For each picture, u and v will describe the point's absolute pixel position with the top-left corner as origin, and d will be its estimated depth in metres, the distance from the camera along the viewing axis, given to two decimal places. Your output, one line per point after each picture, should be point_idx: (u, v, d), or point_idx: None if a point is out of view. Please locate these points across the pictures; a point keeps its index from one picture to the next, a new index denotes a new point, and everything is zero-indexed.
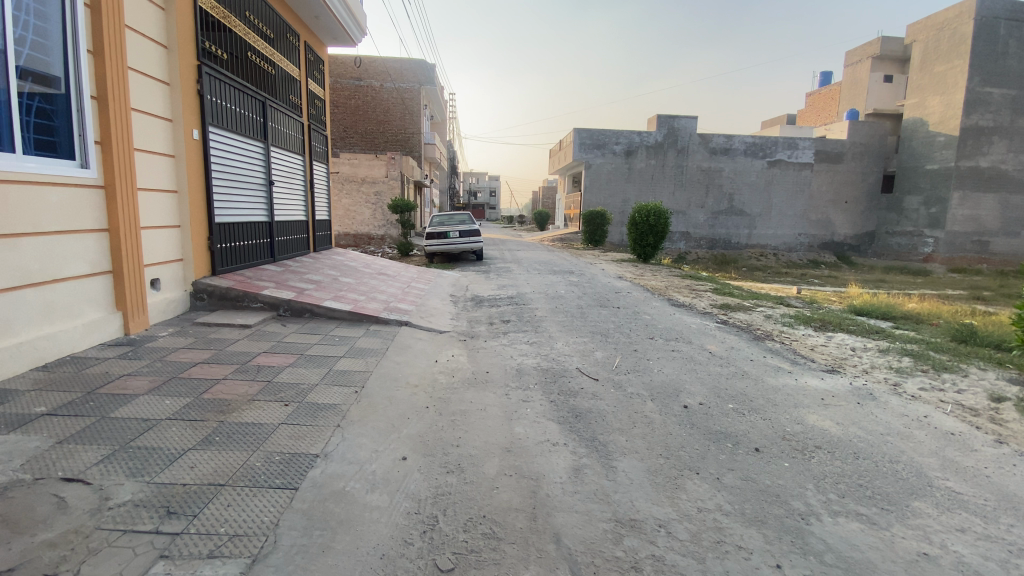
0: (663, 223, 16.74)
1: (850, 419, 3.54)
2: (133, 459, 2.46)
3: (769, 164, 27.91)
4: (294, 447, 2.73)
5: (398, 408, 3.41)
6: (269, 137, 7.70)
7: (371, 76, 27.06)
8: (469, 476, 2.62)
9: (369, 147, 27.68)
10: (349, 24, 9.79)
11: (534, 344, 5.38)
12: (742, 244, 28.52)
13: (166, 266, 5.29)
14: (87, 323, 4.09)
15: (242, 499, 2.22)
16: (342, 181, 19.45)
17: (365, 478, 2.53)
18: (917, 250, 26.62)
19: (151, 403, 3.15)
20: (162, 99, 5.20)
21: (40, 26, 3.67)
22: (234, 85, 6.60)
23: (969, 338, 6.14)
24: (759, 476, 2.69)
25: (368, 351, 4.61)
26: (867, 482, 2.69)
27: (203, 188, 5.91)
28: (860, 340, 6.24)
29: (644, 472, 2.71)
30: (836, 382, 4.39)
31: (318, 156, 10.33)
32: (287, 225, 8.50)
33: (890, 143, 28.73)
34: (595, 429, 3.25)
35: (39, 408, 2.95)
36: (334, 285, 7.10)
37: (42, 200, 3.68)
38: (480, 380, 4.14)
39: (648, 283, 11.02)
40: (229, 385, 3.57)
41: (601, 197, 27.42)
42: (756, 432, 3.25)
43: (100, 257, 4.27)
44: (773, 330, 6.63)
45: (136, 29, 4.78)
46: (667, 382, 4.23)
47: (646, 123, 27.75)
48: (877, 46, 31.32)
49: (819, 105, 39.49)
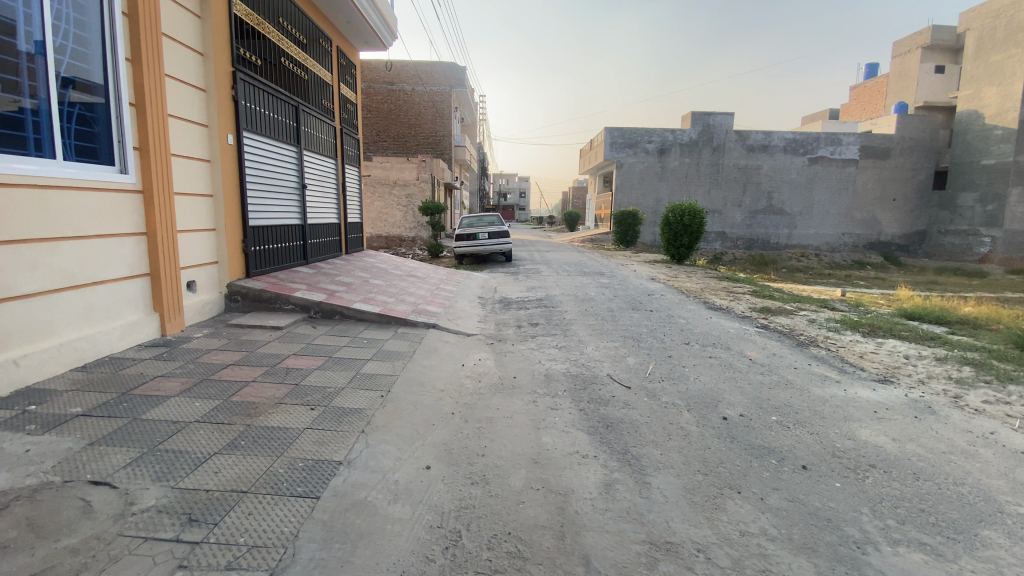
0: (698, 223, 16.24)
1: (908, 436, 3.26)
2: (160, 462, 2.47)
3: (810, 160, 26.83)
4: (318, 453, 2.68)
5: (424, 414, 3.34)
6: (302, 141, 7.83)
7: (403, 80, 27.43)
8: (495, 488, 2.52)
9: (401, 150, 28.05)
10: (380, 28, 9.90)
11: (563, 348, 5.24)
12: (781, 244, 27.51)
13: (202, 269, 5.39)
14: (125, 325, 4.19)
15: (263, 507, 2.18)
16: (374, 184, 19.74)
17: (388, 487, 2.45)
18: (973, 250, 25.04)
19: (181, 404, 3.18)
20: (198, 105, 5.32)
21: (81, 34, 3.79)
22: (268, 90, 6.72)
23: None
24: (808, 497, 2.49)
25: (396, 354, 4.57)
26: (930, 507, 2.44)
27: (237, 191, 6.02)
28: (914, 348, 5.81)
29: (680, 490, 2.54)
30: (889, 394, 4.07)
31: (350, 159, 10.46)
32: (320, 227, 8.61)
33: (942, 137, 27.17)
34: (627, 441, 3.09)
35: (75, 408, 3.01)
36: (364, 287, 7.13)
37: (83, 205, 3.78)
38: (508, 386, 4.03)
39: (682, 285, 10.68)
40: (258, 387, 3.58)
41: (633, 197, 26.93)
42: (803, 448, 3.02)
43: (138, 260, 4.38)
44: (818, 336, 6.27)
45: (173, 37, 4.90)
46: (704, 391, 4.02)
47: (680, 121, 27.13)
48: (927, 35, 29.69)
49: (864, 99, 37.80)
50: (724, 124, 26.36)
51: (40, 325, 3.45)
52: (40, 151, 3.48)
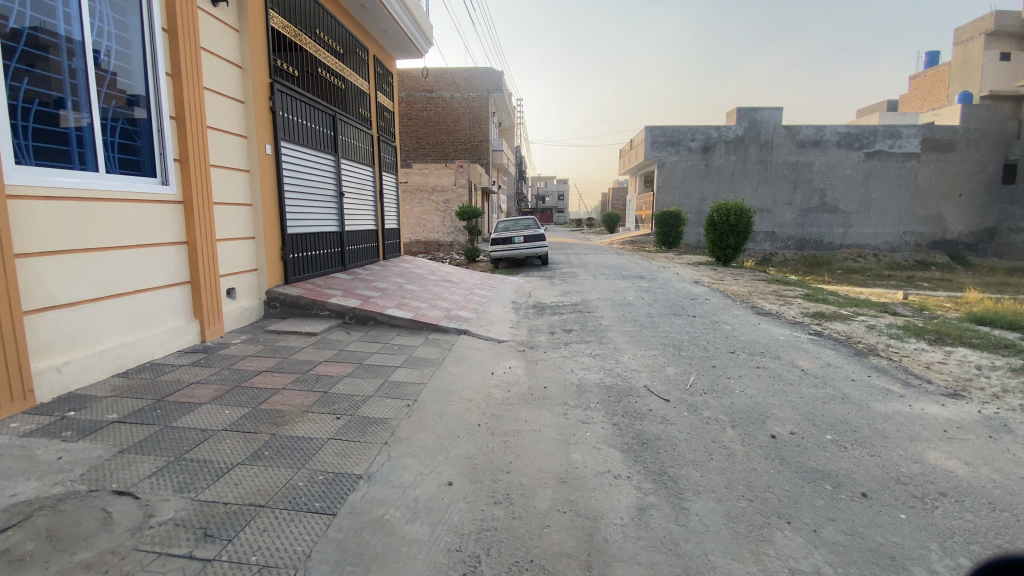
0: (744, 223, 15.63)
1: (984, 458, 2.87)
2: (183, 472, 2.48)
3: (867, 155, 25.29)
4: (339, 466, 2.62)
5: (448, 425, 3.23)
6: (339, 150, 7.96)
7: (441, 87, 27.76)
8: (519, 510, 2.37)
9: (440, 156, 28.38)
10: (416, 36, 10.00)
11: (598, 357, 5.04)
12: (836, 245, 26.02)
13: (241, 276, 5.52)
14: (166, 332, 4.33)
15: (277, 523, 2.13)
16: (412, 191, 20.03)
17: (407, 504, 2.36)
18: None
19: (211, 412, 3.21)
20: (237, 117, 5.47)
21: (122, 51, 3.96)
22: (306, 101, 6.87)
23: None
24: (869, 531, 2.20)
25: (425, 362, 4.51)
26: (1010, 543, 2.09)
27: (276, 200, 6.15)
28: (987, 357, 5.25)
29: (721, 518, 2.32)
30: (961, 410, 3.64)
31: (387, 166, 10.60)
32: (357, 234, 8.73)
33: (1013, 127, 25.05)
34: (664, 460, 2.89)
35: (111, 415, 3.10)
36: (399, 293, 7.13)
37: (125, 216, 3.92)
38: (538, 396, 3.88)
39: (728, 289, 10.19)
40: (287, 394, 3.57)
41: (675, 197, 26.16)
42: (863, 473, 2.72)
43: (179, 269, 4.52)
44: (877, 344, 5.78)
45: (212, 51, 5.06)
46: (751, 406, 3.72)
47: (724, 118, 26.19)
48: (992, 19, 27.51)
49: (923, 89, 35.49)
50: (772, 119, 25.23)
51: (83, 333, 3.59)
52: (83, 163, 3.64)
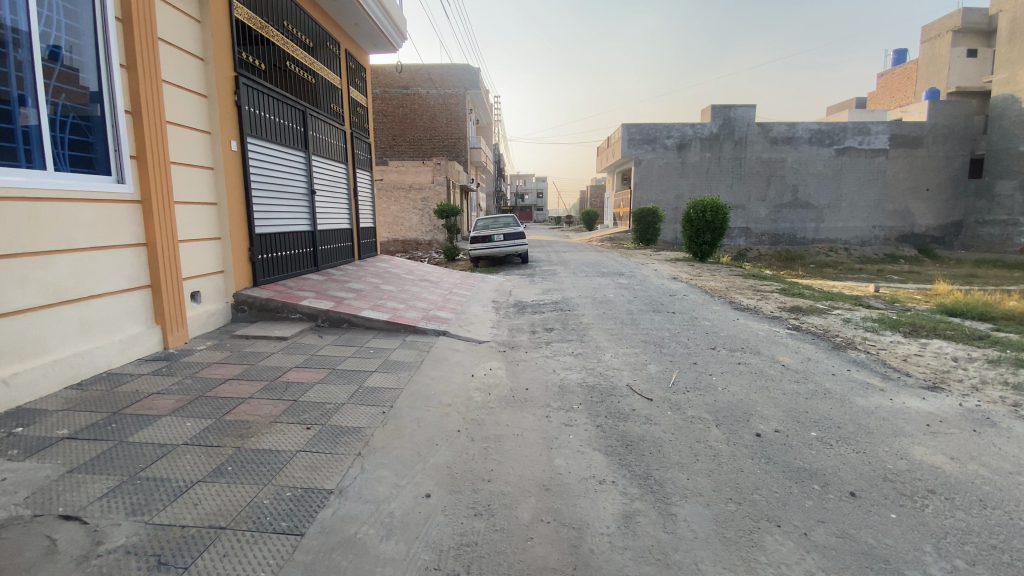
0: (722, 219, 15.77)
1: (968, 453, 2.86)
2: (137, 492, 2.30)
3: (837, 151, 25.87)
4: (308, 481, 2.46)
5: (427, 433, 3.10)
6: (310, 146, 7.70)
7: (417, 84, 27.40)
8: (501, 522, 2.25)
9: (417, 153, 28.02)
10: (389, 30, 9.76)
11: (580, 356, 4.94)
12: (809, 239, 26.58)
13: (207, 279, 5.26)
14: (125, 339, 4.08)
15: (240, 546, 1.97)
16: (389, 189, 19.74)
17: (382, 520, 2.22)
18: (1012, 241, 23.76)
19: (172, 425, 3.01)
20: (200, 112, 5.21)
21: (74, 42, 3.70)
22: (274, 95, 6.61)
23: None
24: (860, 532, 2.15)
25: (402, 365, 4.36)
26: (1004, 542, 2.04)
27: (243, 199, 5.90)
28: (962, 349, 5.34)
29: (710, 523, 2.25)
30: (941, 403, 3.66)
31: (362, 163, 10.33)
32: (331, 233, 8.48)
33: (977, 124, 25.84)
34: (649, 462, 2.81)
35: (61, 431, 2.88)
36: (374, 293, 6.95)
37: (76, 217, 3.67)
38: (519, 399, 3.76)
39: (706, 284, 10.27)
40: (254, 404, 3.38)
41: (653, 194, 26.41)
42: (849, 471, 2.68)
43: (138, 272, 4.27)
44: (855, 338, 5.83)
45: (172, 43, 4.80)
46: (734, 404, 3.67)
47: (699, 115, 26.44)
48: (958, 18, 28.25)
49: (892, 86, 36.41)
50: (746, 116, 25.60)
51: (32, 342, 3.34)
52: (29, 162, 3.37)
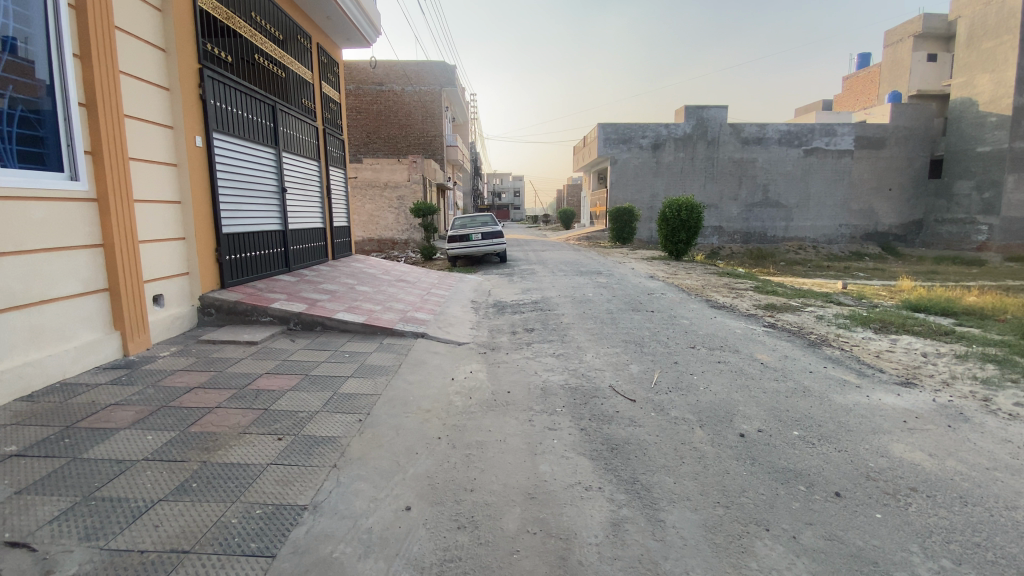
0: (696, 218, 15.98)
1: (945, 449, 2.90)
2: (92, 514, 2.12)
3: (806, 152, 26.56)
4: (280, 497, 2.32)
5: (406, 441, 2.99)
6: (281, 143, 7.44)
7: (392, 80, 27.02)
8: (485, 534, 2.16)
9: (392, 151, 27.61)
10: (362, 24, 9.51)
11: (562, 357, 4.88)
12: (779, 238, 27.24)
13: (170, 281, 5.01)
14: (80, 346, 3.83)
15: (205, 572, 1.83)
16: (363, 187, 19.38)
17: (360, 538, 2.10)
18: (970, 239, 24.77)
19: (131, 439, 2.82)
20: (162, 106, 4.95)
21: (22, 29, 3.44)
22: (241, 89, 6.35)
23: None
24: (848, 534, 2.14)
25: (379, 370, 4.22)
26: (987, 539, 2.06)
27: (209, 197, 5.64)
28: (930, 344, 5.47)
29: (699, 529, 2.20)
30: (916, 399, 3.72)
31: (335, 160, 10.07)
32: (303, 233, 8.23)
33: (937, 126, 26.85)
34: (635, 466, 2.75)
35: (8, 448, 2.66)
36: (349, 295, 6.75)
37: (23, 216, 3.43)
38: (501, 402, 3.68)
39: (683, 282, 10.36)
40: (222, 414, 3.20)
41: (628, 193, 26.67)
42: (833, 470, 2.68)
43: (95, 275, 4.02)
44: (829, 335, 5.94)
45: (129, 32, 4.54)
46: (717, 404, 3.66)
47: (673, 115, 26.81)
48: (919, 23, 29.29)
49: (857, 89, 37.58)
50: (719, 117, 26.04)
51: None
52: None
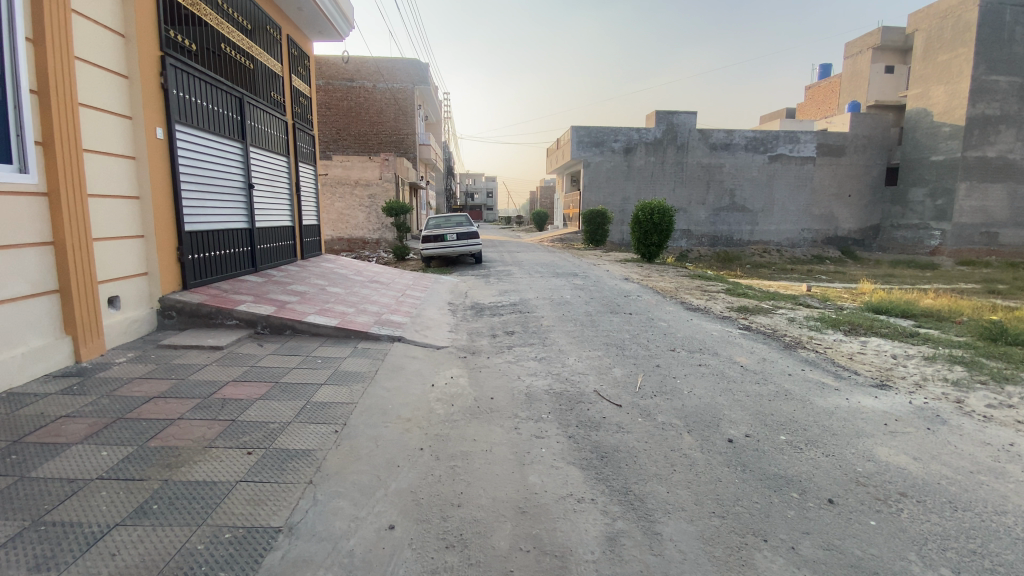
0: (668, 221, 16.21)
1: (927, 452, 2.93)
2: (40, 542, 1.90)
3: (771, 158, 27.38)
4: (252, 518, 2.14)
5: (387, 453, 2.83)
6: (248, 136, 7.11)
7: (363, 76, 26.49)
8: (476, 554, 2.04)
9: (362, 149, 27.06)
10: (335, 16, 9.20)
11: (543, 361, 4.79)
12: (745, 241, 27.98)
13: (127, 282, 4.67)
14: (26, 353, 3.50)
15: None
16: (333, 184, 18.91)
17: (341, 562, 1.95)
18: (923, 244, 25.96)
19: (84, 455, 2.56)
20: (120, 94, 4.62)
21: None
22: (205, 79, 6.03)
23: (1001, 337, 5.80)
24: (846, 543, 2.11)
25: (354, 376, 4.03)
26: (982, 546, 2.06)
27: (170, 193, 5.32)
28: (899, 346, 5.63)
29: (697, 541, 2.13)
30: (893, 401, 3.78)
31: (305, 156, 9.72)
32: (270, 231, 7.89)
33: (893, 135, 28.08)
34: (627, 475, 2.67)
35: None
36: (321, 297, 6.48)
37: None
38: (485, 410, 3.55)
39: (657, 284, 10.46)
40: (185, 426, 2.97)
41: (601, 196, 26.94)
42: (823, 476, 2.66)
43: (43, 275, 3.69)
44: (802, 337, 6.04)
45: (86, 15, 4.22)
46: (702, 409, 3.63)
47: (645, 120, 27.18)
48: (878, 36, 30.60)
49: (818, 99, 39.07)
50: (689, 122, 26.58)
51: None
52: None
